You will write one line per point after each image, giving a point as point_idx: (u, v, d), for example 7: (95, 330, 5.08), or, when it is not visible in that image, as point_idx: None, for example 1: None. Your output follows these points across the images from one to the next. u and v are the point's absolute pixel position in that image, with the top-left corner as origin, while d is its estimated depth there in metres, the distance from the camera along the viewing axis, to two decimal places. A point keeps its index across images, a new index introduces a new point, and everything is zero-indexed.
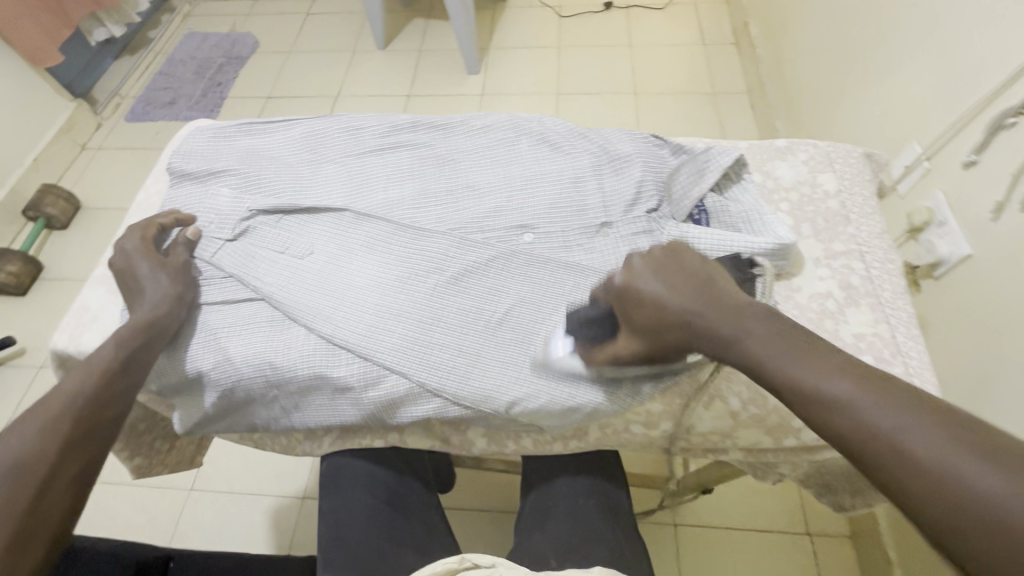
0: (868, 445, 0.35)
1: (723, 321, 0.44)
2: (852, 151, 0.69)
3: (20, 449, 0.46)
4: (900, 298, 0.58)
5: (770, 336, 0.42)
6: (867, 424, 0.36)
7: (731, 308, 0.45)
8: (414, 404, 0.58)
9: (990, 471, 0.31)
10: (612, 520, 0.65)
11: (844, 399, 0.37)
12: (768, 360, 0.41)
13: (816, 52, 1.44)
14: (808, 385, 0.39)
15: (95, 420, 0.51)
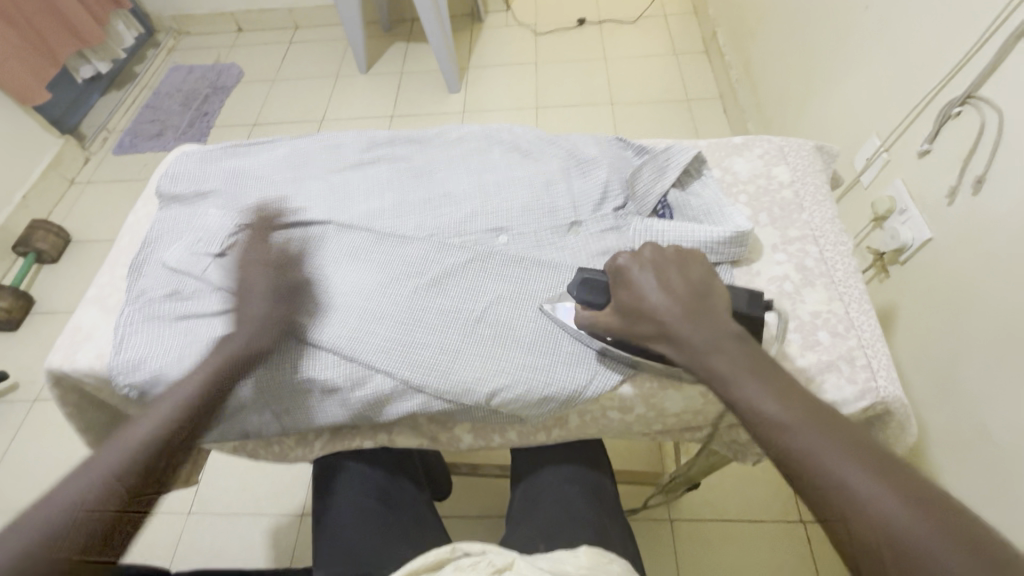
0: (808, 471, 0.42)
1: (704, 335, 0.49)
2: (804, 144, 0.74)
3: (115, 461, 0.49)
4: (852, 276, 0.62)
5: (738, 359, 0.47)
6: (803, 451, 0.43)
7: (714, 323, 0.49)
8: (399, 401, 0.61)
9: (887, 496, 0.39)
10: (596, 504, 0.68)
11: (793, 429, 0.44)
12: (736, 386, 0.47)
13: (781, 57, 1.50)
14: (764, 413, 0.45)
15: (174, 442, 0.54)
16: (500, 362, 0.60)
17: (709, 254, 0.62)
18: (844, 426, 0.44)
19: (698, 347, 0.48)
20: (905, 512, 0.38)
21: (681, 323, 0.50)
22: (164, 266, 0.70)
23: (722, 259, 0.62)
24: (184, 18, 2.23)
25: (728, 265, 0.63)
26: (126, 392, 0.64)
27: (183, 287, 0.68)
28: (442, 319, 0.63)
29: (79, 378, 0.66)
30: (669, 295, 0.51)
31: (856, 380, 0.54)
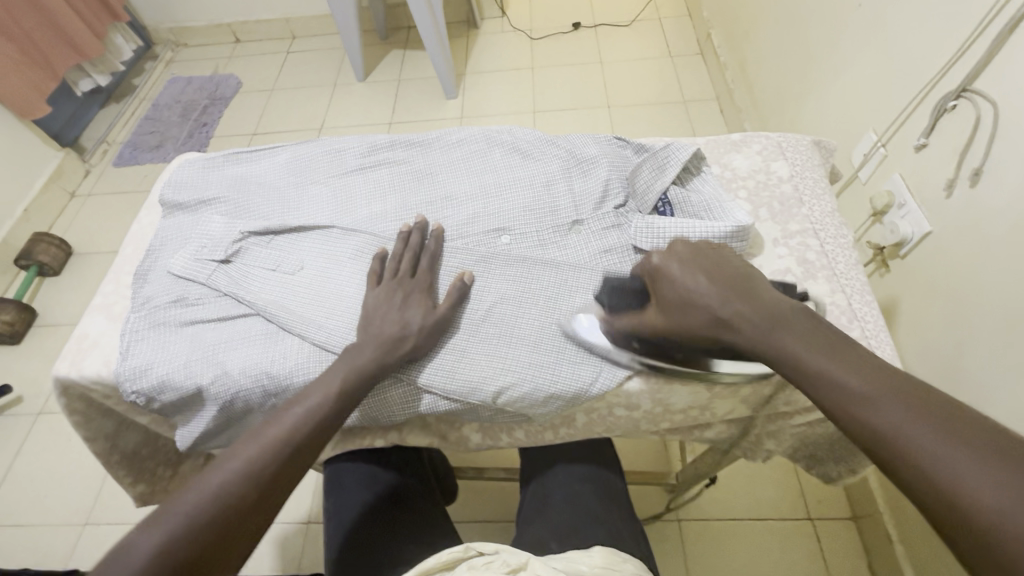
0: (888, 438, 0.39)
1: (770, 320, 0.47)
2: (802, 140, 0.74)
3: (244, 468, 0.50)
4: (853, 269, 0.62)
5: (814, 340, 0.45)
6: (886, 426, 0.39)
7: (775, 310, 0.48)
8: (408, 401, 0.62)
9: (991, 471, 0.35)
10: (608, 503, 0.68)
11: (869, 393, 0.41)
12: (805, 360, 0.45)
13: (776, 56, 1.51)
14: (834, 378, 0.43)
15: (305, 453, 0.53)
16: (507, 361, 0.60)
17: None
18: (941, 398, 0.39)
19: (777, 343, 0.46)
20: (996, 478, 0.34)
21: (734, 315, 0.49)
22: (170, 274, 0.71)
23: None
24: (182, 30, 2.25)
25: None
26: (133, 399, 0.64)
27: (187, 295, 0.68)
28: (467, 320, 0.63)
29: (87, 386, 0.66)
30: (716, 288, 0.51)
31: None
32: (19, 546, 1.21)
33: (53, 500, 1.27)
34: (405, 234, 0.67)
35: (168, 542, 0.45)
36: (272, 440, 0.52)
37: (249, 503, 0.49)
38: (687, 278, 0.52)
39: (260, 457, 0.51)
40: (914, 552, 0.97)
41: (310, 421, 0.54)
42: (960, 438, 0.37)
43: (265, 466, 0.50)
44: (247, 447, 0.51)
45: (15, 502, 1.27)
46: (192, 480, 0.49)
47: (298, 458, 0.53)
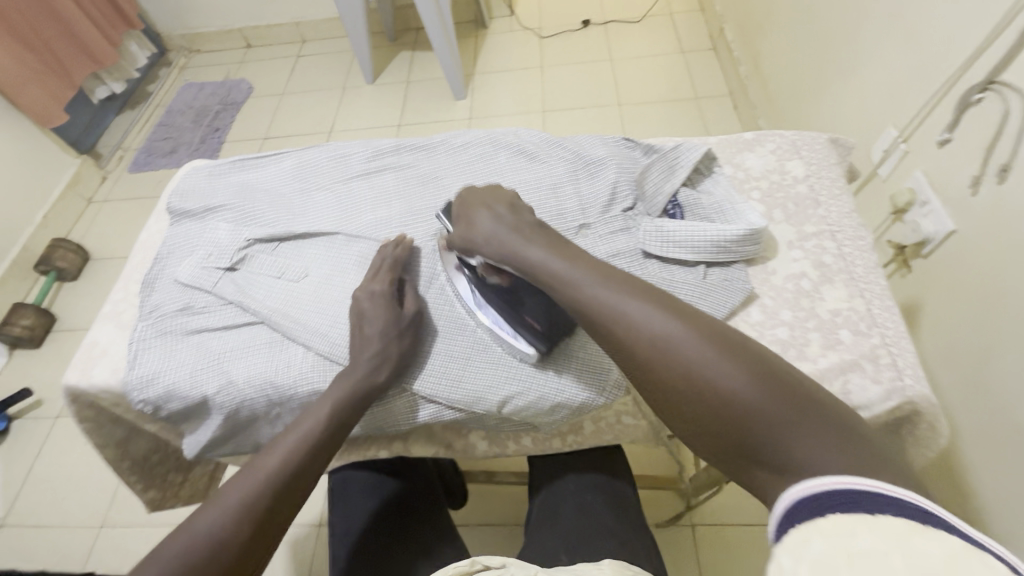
0: (691, 384, 0.41)
1: (593, 275, 0.49)
2: (818, 138, 0.72)
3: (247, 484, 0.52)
4: (872, 272, 0.60)
5: (634, 292, 0.47)
6: (653, 341, 0.43)
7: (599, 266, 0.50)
8: (414, 410, 0.61)
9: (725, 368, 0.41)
10: (618, 514, 0.66)
11: (673, 344, 0.43)
12: (627, 315, 0.45)
13: (791, 50, 1.47)
14: (645, 330, 0.44)
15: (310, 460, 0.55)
16: (512, 368, 0.59)
17: (722, 253, 0.60)
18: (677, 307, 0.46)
19: (593, 299, 0.47)
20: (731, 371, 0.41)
21: (568, 273, 0.50)
22: (177, 282, 0.70)
23: (736, 258, 0.61)
24: (194, 36, 2.27)
25: (743, 264, 0.62)
26: (140, 408, 0.64)
27: (193, 303, 0.68)
28: (464, 326, 0.62)
29: (95, 394, 0.66)
30: (553, 251, 0.53)
31: (881, 379, 0.52)
32: (38, 547, 1.23)
33: (72, 502, 1.28)
34: (390, 247, 0.65)
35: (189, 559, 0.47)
36: (267, 471, 0.53)
37: (248, 535, 0.50)
38: (534, 243, 0.54)
39: (254, 489, 0.51)
40: None
41: (303, 450, 0.54)
42: (748, 375, 0.40)
43: (259, 498, 0.51)
44: (243, 480, 0.52)
45: (35, 503, 1.29)
46: (192, 514, 0.50)
47: (305, 469, 0.54)
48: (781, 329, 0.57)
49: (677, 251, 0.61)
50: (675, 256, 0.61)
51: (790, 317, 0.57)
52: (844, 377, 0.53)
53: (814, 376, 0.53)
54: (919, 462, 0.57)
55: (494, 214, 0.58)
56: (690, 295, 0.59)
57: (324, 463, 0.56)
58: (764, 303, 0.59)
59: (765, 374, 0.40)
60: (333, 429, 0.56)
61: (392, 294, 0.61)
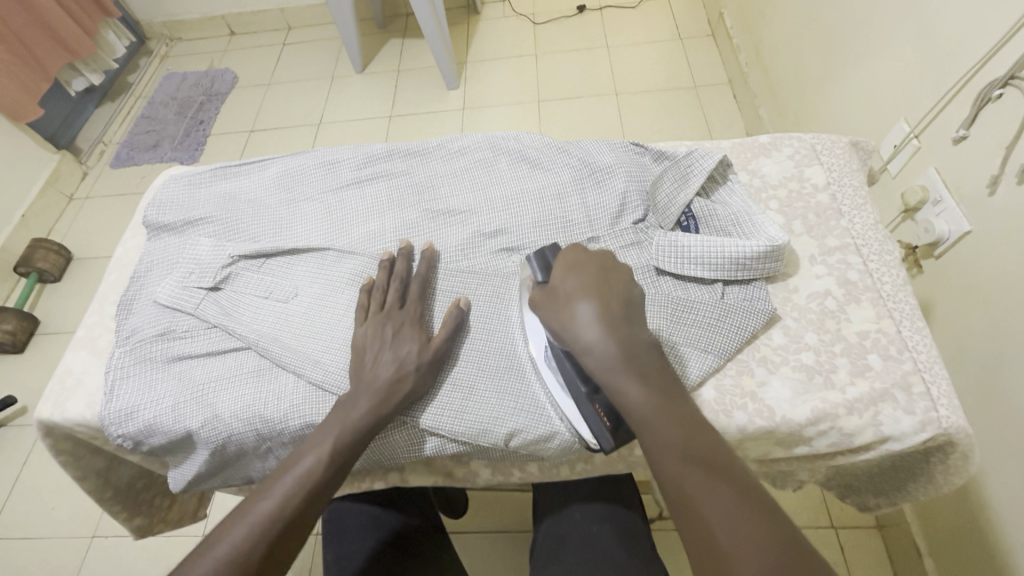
0: (697, 526, 0.41)
1: (621, 342, 0.47)
2: (838, 141, 0.68)
3: (247, 528, 0.47)
4: (900, 290, 0.56)
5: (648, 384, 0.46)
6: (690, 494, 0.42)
7: (630, 334, 0.48)
8: (416, 444, 0.57)
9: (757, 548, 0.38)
10: (627, 545, 0.63)
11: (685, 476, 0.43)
12: (660, 443, 0.44)
13: (795, 37, 1.42)
14: (679, 468, 0.43)
15: (316, 498, 0.50)
16: (520, 397, 0.55)
17: (740, 270, 0.56)
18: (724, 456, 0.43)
19: (616, 376, 0.46)
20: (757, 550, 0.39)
21: (623, 375, 0.46)
22: (156, 303, 0.66)
23: (755, 275, 0.57)
24: (175, 24, 2.17)
25: (763, 282, 0.58)
26: (119, 442, 0.60)
27: (174, 327, 0.64)
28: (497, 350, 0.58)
29: (71, 428, 0.62)
30: (597, 299, 0.49)
31: (914, 411, 0.49)
32: (26, 561, 1.18)
33: (61, 514, 1.23)
34: (387, 264, 0.62)
35: None
36: (260, 522, 0.47)
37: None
38: (592, 299, 0.49)
39: (244, 544, 0.46)
40: (946, 567, 0.91)
41: (301, 497, 0.49)
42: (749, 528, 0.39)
43: (251, 551, 0.46)
44: (234, 530, 0.47)
45: (21, 515, 1.24)
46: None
47: (311, 506, 0.49)
48: (807, 354, 0.53)
49: (693, 268, 0.57)
50: (691, 273, 0.57)
51: (816, 341, 0.54)
52: (876, 408, 0.49)
53: (844, 407, 0.50)
54: (947, 491, 0.54)
55: (586, 277, 0.51)
56: (709, 315, 0.54)
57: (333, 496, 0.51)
58: (786, 325, 0.55)
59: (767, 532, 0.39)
60: (331, 471, 0.51)
61: (421, 333, 0.58)
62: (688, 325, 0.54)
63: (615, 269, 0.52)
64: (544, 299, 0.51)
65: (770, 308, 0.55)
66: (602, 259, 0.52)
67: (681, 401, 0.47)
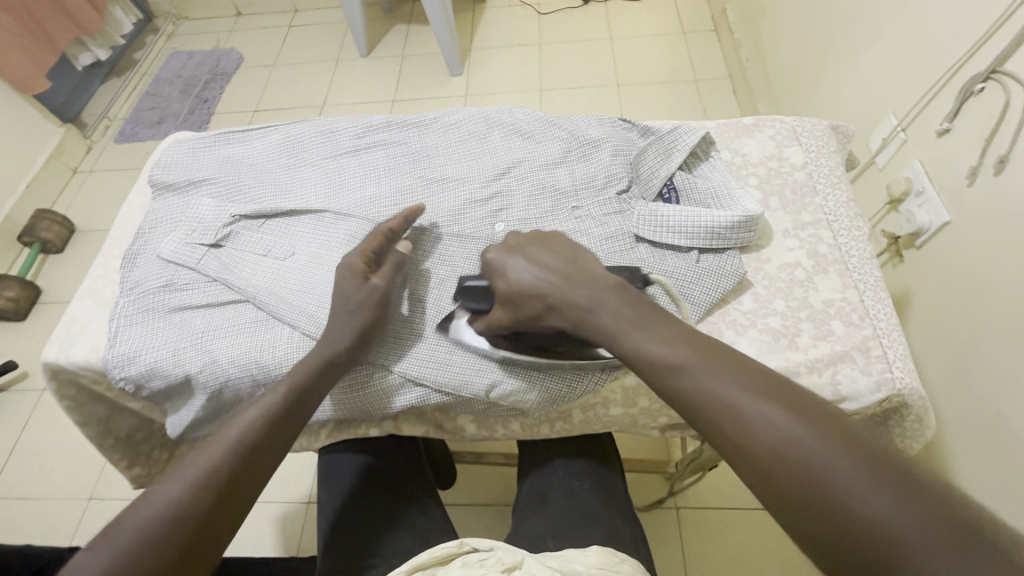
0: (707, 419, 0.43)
1: (587, 296, 0.51)
2: (818, 124, 0.70)
3: (212, 456, 0.50)
4: (867, 263, 0.59)
5: (623, 309, 0.50)
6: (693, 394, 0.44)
7: (587, 279, 0.52)
8: (399, 395, 0.60)
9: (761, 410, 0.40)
10: (607, 500, 0.67)
11: (789, 440, 0.38)
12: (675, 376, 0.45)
13: (794, 32, 1.44)
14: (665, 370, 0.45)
15: (277, 434, 0.53)
16: (499, 349, 0.59)
17: (715, 239, 0.59)
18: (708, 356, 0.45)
19: (603, 324, 0.50)
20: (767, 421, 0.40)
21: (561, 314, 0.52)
22: (159, 258, 0.69)
23: (730, 244, 0.60)
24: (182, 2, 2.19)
25: (737, 251, 0.61)
26: (121, 385, 0.63)
27: (177, 279, 0.67)
28: None
29: (76, 371, 0.65)
30: (550, 274, 0.53)
31: (870, 371, 0.52)
32: (24, 519, 1.22)
33: (59, 474, 1.27)
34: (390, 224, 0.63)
35: (151, 522, 0.45)
36: (228, 446, 0.51)
37: (206, 510, 0.47)
38: (539, 273, 0.54)
39: (212, 468, 0.49)
40: None
41: (264, 427, 0.53)
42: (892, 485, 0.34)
43: (217, 478, 0.49)
44: (199, 458, 0.49)
45: (20, 476, 1.27)
46: (139, 498, 0.47)
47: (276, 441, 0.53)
48: (774, 318, 0.56)
49: (671, 236, 0.60)
50: (668, 241, 0.60)
51: (783, 307, 0.57)
52: (835, 368, 0.53)
53: (805, 366, 0.53)
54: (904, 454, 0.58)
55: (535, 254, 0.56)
56: (684, 279, 0.58)
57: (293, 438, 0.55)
58: (757, 292, 0.58)
59: (915, 488, 0.34)
60: (295, 411, 0.55)
61: (366, 267, 0.59)
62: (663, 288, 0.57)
63: (537, 234, 0.58)
64: (515, 308, 0.54)
65: (742, 275, 0.58)
66: (515, 242, 0.57)
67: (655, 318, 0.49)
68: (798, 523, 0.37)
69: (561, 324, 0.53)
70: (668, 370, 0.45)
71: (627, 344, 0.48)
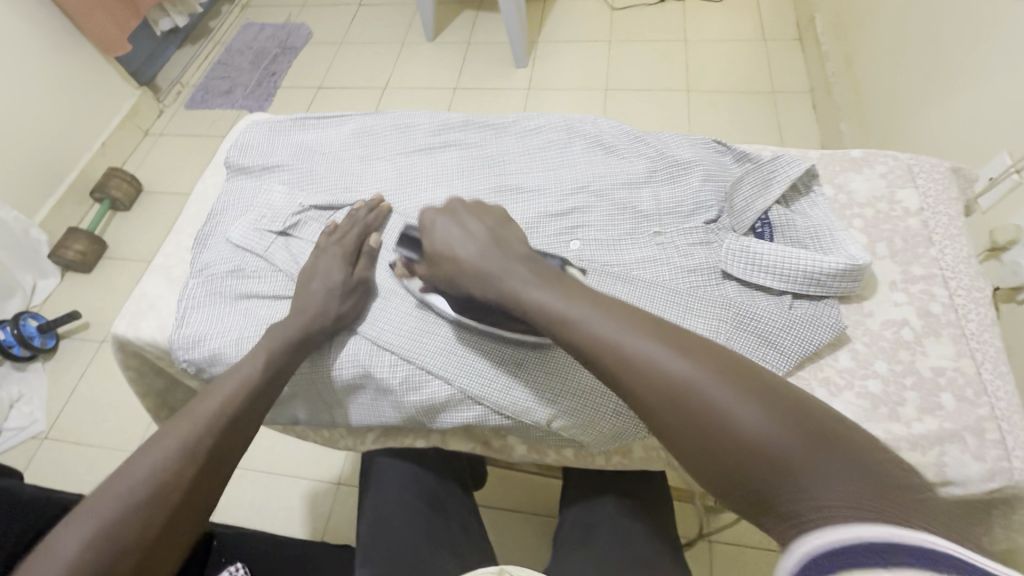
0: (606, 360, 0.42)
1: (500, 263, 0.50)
2: (938, 165, 0.64)
3: (197, 422, 0.52)
4: (987, 331, 0.53)
5: (532, 277, 0.49)
6: (593, 335, 0.43)
7: (509, 253, 0.51)
8: (455, 410, 0.57)
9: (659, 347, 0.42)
10: (657, 545, 0.64)
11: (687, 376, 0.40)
12: (574, 322, 0.44)
13: (892, 50, 1.34)
14: (567, 312, 0.45)
15: (257, 398, 0.55)
16: (570, 376, 0.56)
17: (813, 285, 0.54)
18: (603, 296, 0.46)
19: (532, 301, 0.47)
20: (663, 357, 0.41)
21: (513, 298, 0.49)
22: (228, 242, 0.68)
23: (828, 292, 0.55)
24: None
25: (834, 300, 0.56)
26: (184, 366, 0.63)
27: (243, 265, 0.66)
28: None
29: (142, 346, 0.66)
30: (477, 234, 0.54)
31: (983, 456, 0.47)
32: (76, 464, 1.28)
33: (110, 425, 1.32)
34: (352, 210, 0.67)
35: (146, 481, 0.47)
36: (203, 417, 0.52)
37: (189, 478, 0.49)
38: (464, 235, 0.54)
39: (198, 430, 0.51)
40: None
41: (242, 393, 0.54)
42: (731, 382, 0.39)
43: (202, 439, 0.51)
44: (184, 422, 0.51)
45: (74, 423, 1.33)
46: (116, 472, 0.48)
47: (258, 402, 0.55)
48: (875, 382, 0.51)
49: (762, 277, 0.55)
50: (758, 282, 0.56)
51: (885, 370, 0.52)
52: (942, 448, 0.48)
53: (906, 441, 0.48)
54: (1005, 547, 0.52)
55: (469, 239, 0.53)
56: (772, 324, 0.53)
57: (273, 400, 0.57)
58: (855, 348, 0.53)
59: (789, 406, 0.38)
60: (270, 379, 0.56)
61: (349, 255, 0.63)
62: (748, 333, 0.53)
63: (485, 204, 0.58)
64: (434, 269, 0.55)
65: (841, 328, 0.53)
66: (452, 204, 0.57)
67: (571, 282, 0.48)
68: (712, 471, 0.38)
69: (469, 290, 0.53)
70: (558, 325, 0.45)
71: (533, 307, 0.47)
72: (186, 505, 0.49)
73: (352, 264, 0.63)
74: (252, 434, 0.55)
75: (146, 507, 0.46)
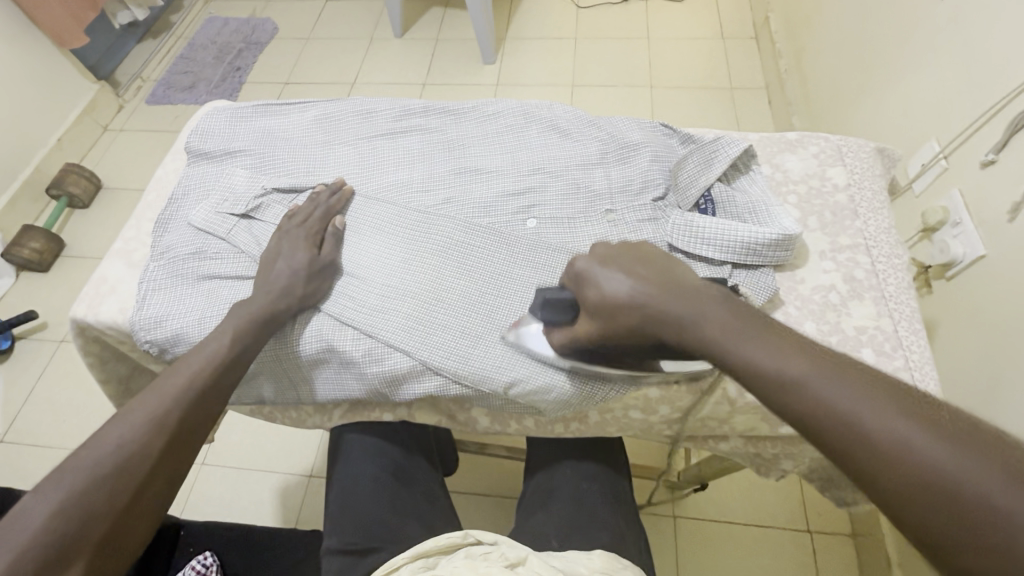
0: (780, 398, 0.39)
1: (685, 304, 0.45)
2: (864, 146, 0.69)
3: (166, 396, 0.53)
4: (904, 292, 0.58)
5: (727, 316, 0.43)
6: (769, 367, 0.40)
7: (686, 290, 0.46)
8: (417, 381, 0.59)
9: (839, 382, 0.37)
10: (614, 507, 0.67)
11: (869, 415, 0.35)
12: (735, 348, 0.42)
13: (838, 47, 1.41)
14: (738, 344, 0.41)
15: (225, 374, 0.56)
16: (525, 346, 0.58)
17: (751, 255, 0.58)
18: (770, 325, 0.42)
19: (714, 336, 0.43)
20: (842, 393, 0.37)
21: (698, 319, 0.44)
22: (189, 225, 0.69)
23: (765, 261, 0.59)
24: None
25: (770, 269, 0.60)
26: (146, 348, 0.64)
27: (205, 248, 0.67)
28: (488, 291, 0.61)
29: (102, 329, 0.66)
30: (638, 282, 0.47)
31: None
32: (35, 465, 1.25)
33: (71, 425, 1.29)
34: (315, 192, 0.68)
35: (114, 453, 0.48)
36: (172, 391, 0.53)
37: (158, 449, 0.50)
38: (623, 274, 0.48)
39: (167, 404, 0.52)
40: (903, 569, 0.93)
41: (210, 368, 0.55)
42: (954, 442, 0.33)
43: (170, 412, 0.52)
44: (152, 397, 0.52)
45: (32, 424, 1.30)
46: (84, 445, 0.49)
47: (227, 377, 0.56)
48: None
49: (704, 248, 0.59)
50: (701, 253, 0.59)
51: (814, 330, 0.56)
52: None
53: None
54: None
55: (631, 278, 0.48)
56: None
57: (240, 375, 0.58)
58: (787, 311, 0.58)
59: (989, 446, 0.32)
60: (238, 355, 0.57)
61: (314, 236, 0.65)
62: None
63: (631, 246, 0.52)
64: (606, 322, 0.48)
65: (776, 294, 0.58)
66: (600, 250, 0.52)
67: (741, 305, 0.45)
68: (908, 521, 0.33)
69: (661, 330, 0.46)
70: (756, 370, 0.40)
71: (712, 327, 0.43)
72: (155, 476, 0.50)
73: (318, 244, 0.64)
74: (222, 409, 0.56)
75: (113, 478, 0.47)
